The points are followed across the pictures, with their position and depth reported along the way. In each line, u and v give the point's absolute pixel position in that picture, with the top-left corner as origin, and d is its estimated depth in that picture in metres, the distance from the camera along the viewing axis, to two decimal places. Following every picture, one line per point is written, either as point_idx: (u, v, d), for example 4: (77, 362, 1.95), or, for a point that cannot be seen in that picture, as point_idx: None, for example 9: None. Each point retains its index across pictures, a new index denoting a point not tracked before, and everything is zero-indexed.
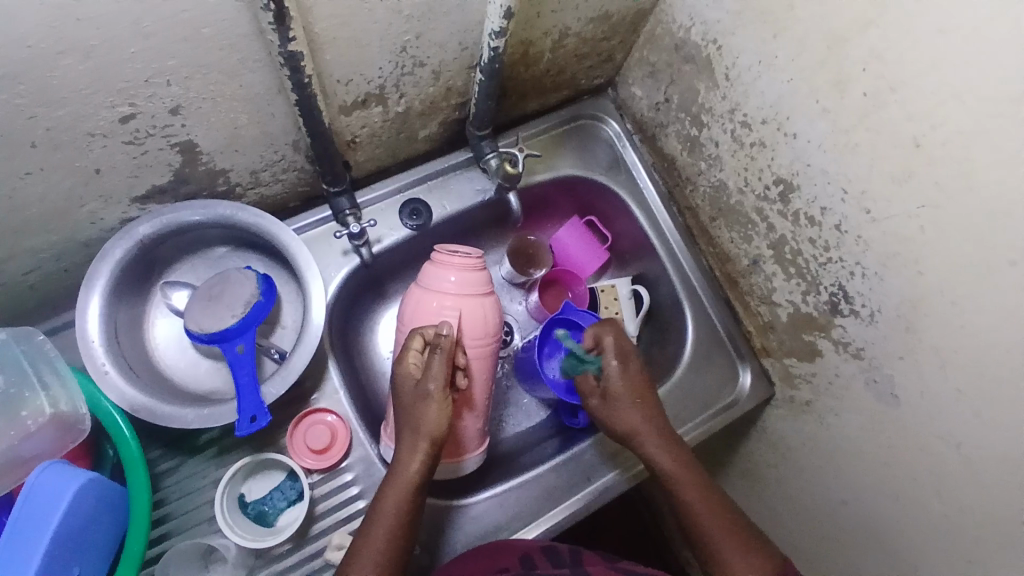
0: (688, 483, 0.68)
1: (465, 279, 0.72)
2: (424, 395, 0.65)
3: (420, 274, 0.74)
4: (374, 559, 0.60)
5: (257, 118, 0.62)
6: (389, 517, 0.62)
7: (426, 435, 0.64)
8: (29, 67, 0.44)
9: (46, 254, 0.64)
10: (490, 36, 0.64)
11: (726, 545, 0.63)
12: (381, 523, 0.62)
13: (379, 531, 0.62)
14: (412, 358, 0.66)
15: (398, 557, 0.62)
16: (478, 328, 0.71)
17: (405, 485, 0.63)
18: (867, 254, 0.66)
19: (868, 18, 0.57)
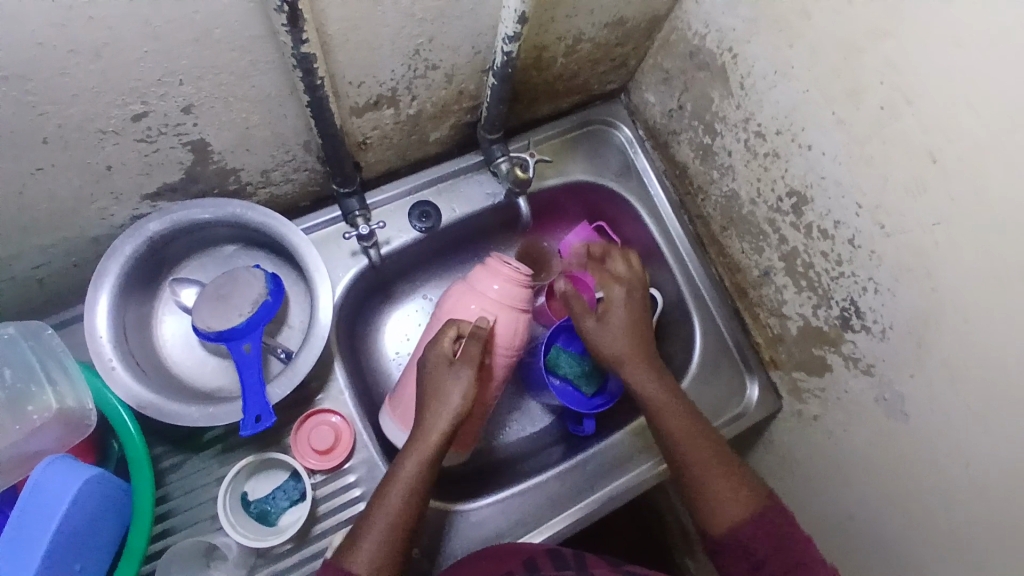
0: (682, 427, 0.70)
1: (508, 292, 0.74)
2: (455, 375, 0.68)
3: (470, 272, 0.77)
4: (389, 521, 0.63)
5: (268, 119, 0.62)
6: (405, 480, 0.64)
7: (448, 415, 0.66)
8: (40, 65, 0.44)
9: (55, 249, 0.64)
10: (503, 41, 0.64)
11: (716, 481, 0.66)
12: (398, 488, 0.64)
13: (395, 496, 0.64)
14: (445, 344, 0.70)
15: (413, 521, 0.64)
16: (507, 339, 0.74)
17: (423, 451, 0.65)
18: (880, 269, 0.65)
19: (885, 30, 0.56)
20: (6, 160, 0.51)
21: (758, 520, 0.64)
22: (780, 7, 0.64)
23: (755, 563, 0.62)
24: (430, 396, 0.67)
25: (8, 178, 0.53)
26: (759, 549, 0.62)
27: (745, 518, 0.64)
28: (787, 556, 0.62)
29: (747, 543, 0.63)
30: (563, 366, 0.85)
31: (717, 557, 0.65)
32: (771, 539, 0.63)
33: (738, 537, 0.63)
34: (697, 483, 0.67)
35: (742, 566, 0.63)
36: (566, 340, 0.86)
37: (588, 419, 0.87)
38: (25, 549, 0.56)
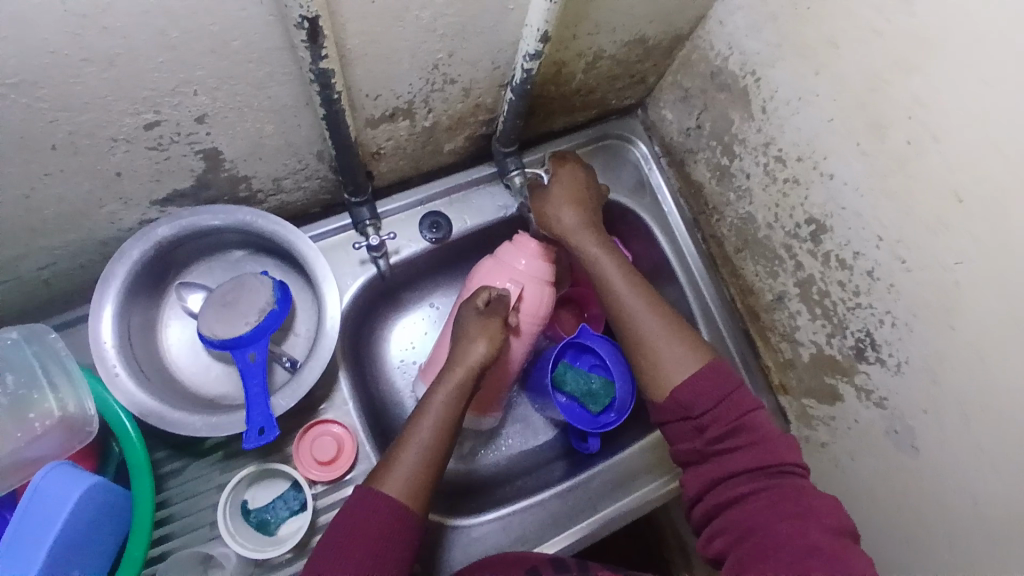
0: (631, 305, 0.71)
1: (535, 265, 0.75)
2: (482, 325, 0.69)
3: (499, 247, 0.78)
4: (419, 458, 0.63)
5: (282, 129, 0.61)
6: (434, 416, 0.65)
7: (469, 365, 0.67)
8: (51, 73, 0.43)
9: (62, 251, 0.64)
10: (523, 58, 0.63)
11: (666, 346, 0.67)
12: (427, 422, 0.65)
13: (425, 432, 0.65)
14: (478, 302, 0.71)
15: (441, 456, 0.65)
16: (533, 310, 0.75)
17: (452, 388, 0.66)
18: (897, 303, 0.64)
19: (915, 65, 0.55)
20: (14, 165, 0.50)
21: (701, 377, 0.64)
22: (807, 34, 0.63)
23: (699, 427, 0.63)
24: (458, 347, 0.68)
25: (17, 182, 0.52)
26: (701, 414, 0.63)
27: (690, 379, 0.65)
28: (758, 449, 0.61)
29: (687, 402, 0.64)
30: (570, 384, 0.83)
31: (668, 428, 0.66)
32: (731, 422, 0.62)
33: (676, 397, 0.64)
34: (645, 348, 0.68)
35: (694, 442, 0.64)
36: (574, 356, 0.85)
37: (593, 437, 0.86)
38: (26, 556, 0.55)
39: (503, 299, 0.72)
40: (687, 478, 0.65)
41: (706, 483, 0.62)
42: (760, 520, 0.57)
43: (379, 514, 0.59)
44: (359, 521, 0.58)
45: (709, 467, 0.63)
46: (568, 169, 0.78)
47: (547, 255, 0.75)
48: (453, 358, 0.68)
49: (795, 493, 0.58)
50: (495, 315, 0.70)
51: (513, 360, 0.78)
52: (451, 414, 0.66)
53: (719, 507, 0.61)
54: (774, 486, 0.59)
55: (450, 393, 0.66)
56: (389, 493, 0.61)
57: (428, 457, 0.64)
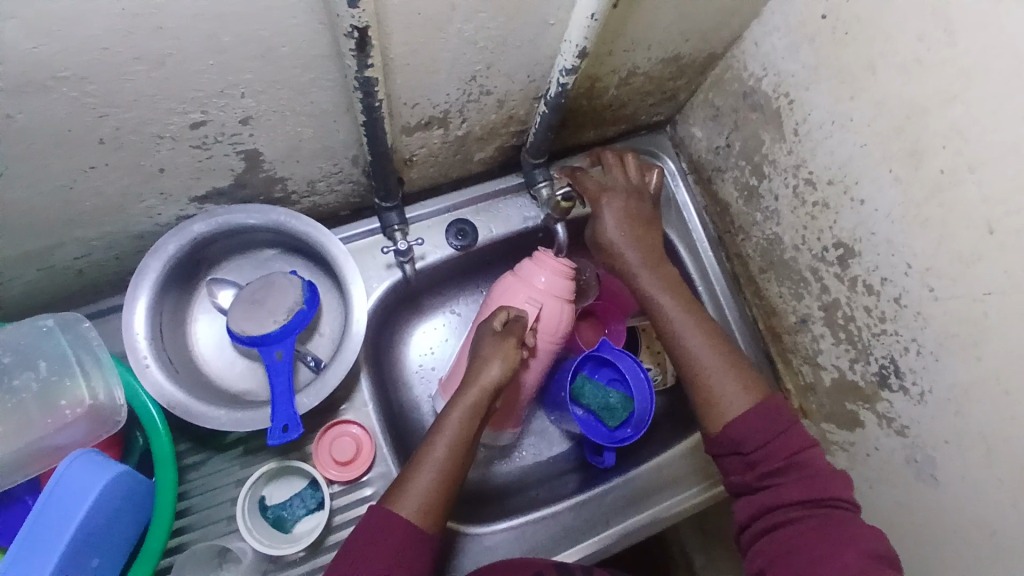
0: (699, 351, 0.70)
1: (554, 283, 0.75)
2: (495, 347, 0.69)
3: (519, 264, 0.79)
4: (431, 477, 0.64)
5: (321, 133, 0.62)
6: (449, 434, 0.65)
7: (484, 386, 0.67)
8: (104, 69, 0.45)
9: (98, 242, 0.65)
10: (560, 72, 0.64)
11: (723, 385, 0.68)
12: (441, 441, 0.65)
13: (438, 452, 0.65)
14: (495, 322, 0.71)
15: (455, 474, 0.65)
16: (552, 328, 0.76)
17: (467, 407, 0.66)
18: (925, 332, 0.63)
19: (953, 94, 0.55)
20: (59, 157, 0.51)
21: (761, 419, 0.65)
22: (846, 57, 0.63)
23: (748, 463, 0.64)
24: (473, 367, 0.68)
25: (61, 174, 0.53)
26: (752, 450, 0.64)
27: (753, 417, 0.65)
28: (811, 482, 0.61)
29: (738, 437, 0.65)
30: (587, 397, 0.83)
31: (721, 460, 0.67)
32: (782, 458, 0.63)
33: (728, 433, 0.65)
34: (705, 391, 0.69)
35: (745, 476, 0.64)
36: (593, 367, 0.85)
37: (609, 451, 0.86)
38: (44, 546, 0.56)
39: (520, 320, 0.72)
40: (737, 505, 0.65)
41: (753, 513, 0.62)
42: (796, 552, 0.57)
43: (394, 530, 0.59)
44: (366, 542, 0.59)
45: (757, 496, 0.63)
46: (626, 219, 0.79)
47: (567, 268, 0.75)
48: (467, 377, 0.68)
49: (846, 526, 0.57)
50: (511, 335, 0.70)
51: (531, 375, 0.78)
52: (465, 433, 0.66)
53: (765, 533, 0.61)
54: (824, 520, 0.58)
55: (463, 414, 0.66)
56: (403, 512, 0.62)
57: (440, 476, 0.64)
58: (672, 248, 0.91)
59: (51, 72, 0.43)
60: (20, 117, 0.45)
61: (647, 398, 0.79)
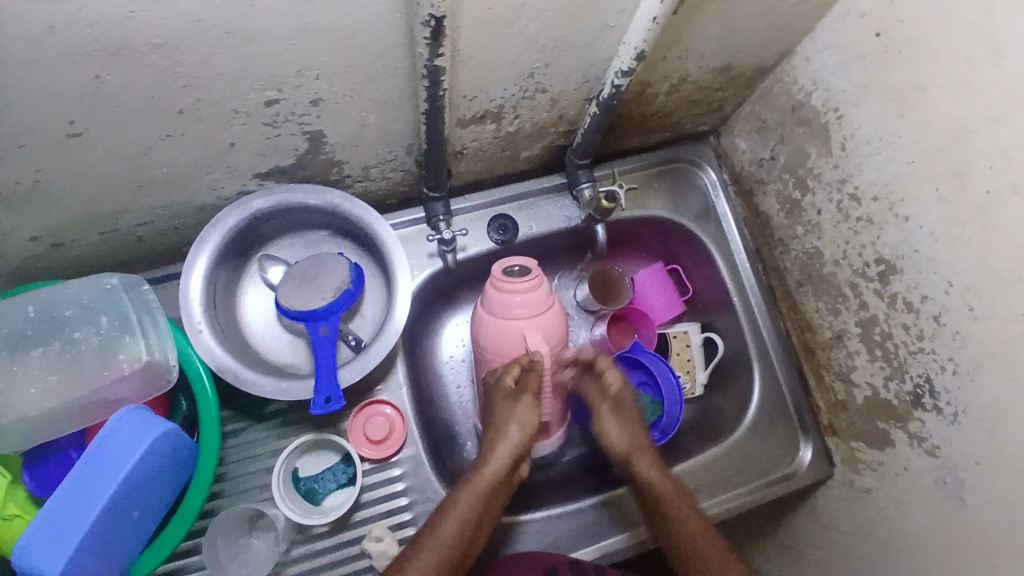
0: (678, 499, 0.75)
1: (530, 301, 0.72)
2: (511, 410, 0.71)
3: (483, 295, 0.74)
4: (437, 558, 0.64)
5: (382, 120, 0.65)
6: (460, 513, 0.66)
7: (502, 458, 0.69)
8: (196, 41, 0.48)
9: (162, 211, 0.69)
10: (614, 74, 0.66)
11: (703, 549, 0.71)
12: (450, 517, 0.66)
13: (448, 526, 0.66)
14: (508, 382, 0.70)
15: (458, 556, 0.65)
16: (555, 339, 0.74)
17: (477, 487, 0.68)
18: (962, 351, 0.63)
19: (1002, 115, 0.56)
20: (140, 124, 0.55)
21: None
22: (896, 75, 0.64)
23: None
24: (490, 433, 0.71)
25: (140, 139, 0.57)
26: None
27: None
28: None
29: None
30: None
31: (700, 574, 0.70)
32: None
33: None
34: (682, 552, 0.72)
35: None
36: (622, 369, 0.89)
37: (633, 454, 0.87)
38: (85, 497, 0.59)
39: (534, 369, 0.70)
40: None
41: None
42: None
43: None
44: None
45: None
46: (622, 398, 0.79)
47: (537, 284, 0.72)
48: (486, 445, 0.71)
49: None
50: (525, 392, 0.72)
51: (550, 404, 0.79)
52: (472, 515, 0.67)
53: None
54: None
55: (473, 496, 0.68)
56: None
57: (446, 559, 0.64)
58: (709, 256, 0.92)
59: (146, 38, 0.46)
60: (110, 79, 0.49)
61: (677, 404, 0.84)
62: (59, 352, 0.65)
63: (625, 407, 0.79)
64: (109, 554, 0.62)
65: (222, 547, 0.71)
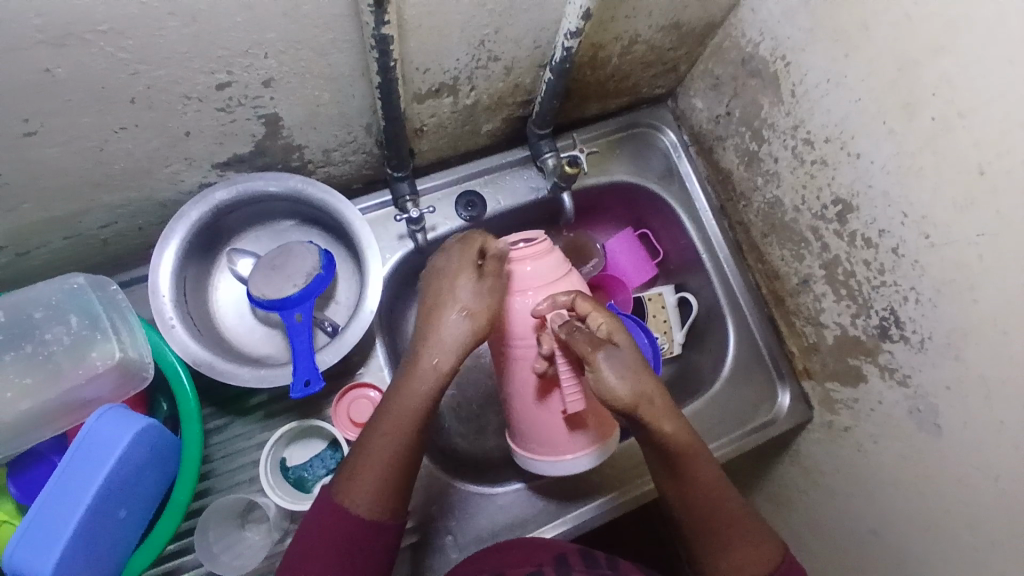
0: (710, 474, 0.65)
1: (541, 269, 0.68)
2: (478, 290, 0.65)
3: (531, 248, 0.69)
4: (380, 459, 0.60)
5: (337, 98, 0.65)
6: (393, 419, 0.61)
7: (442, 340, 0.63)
8: (139, 23, 0.47)
9: (123, 210, 0.68)
10: (564, 36, 0.67)
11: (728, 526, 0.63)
12: (390, 420, 0.61)
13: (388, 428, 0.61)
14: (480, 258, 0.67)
15: (403, 463, 0.60)
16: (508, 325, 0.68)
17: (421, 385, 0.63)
18: (922, 279, 0.65)
19: (941, 44, 0.57)
20: (93, 116, 0.54)
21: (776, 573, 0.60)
22: (839, 17, 0.66)
23: None
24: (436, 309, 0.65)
25: (93, 134, 0.56)
26: None
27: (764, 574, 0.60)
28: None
29: None
30: None
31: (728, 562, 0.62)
32: None
33: None
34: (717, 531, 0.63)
35: None
36: None
37: None
38: (69, 502, 0.58)
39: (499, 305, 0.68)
40: None
41: None
42: None
43: (338, 523, 0.57)
44: (318, 527, 0.57)
45: None
46: (608, 351, 0.61)
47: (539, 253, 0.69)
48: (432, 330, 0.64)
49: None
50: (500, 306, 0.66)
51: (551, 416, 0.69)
52: (404, 448, 0.61)
53: None
54: None
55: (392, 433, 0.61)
56: (351, 508, 0.57)
57: (388, 468, 0.60)
58: (677, 216, 0.94)
59: (90, 24, 0.46)
60: (59, 72, 0.48)
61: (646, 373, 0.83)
62: (31, 355, 0.65)
63: (604, 379, 0.60)
64: (100, 555, 0.62)
65: (215, 540, 0.70)
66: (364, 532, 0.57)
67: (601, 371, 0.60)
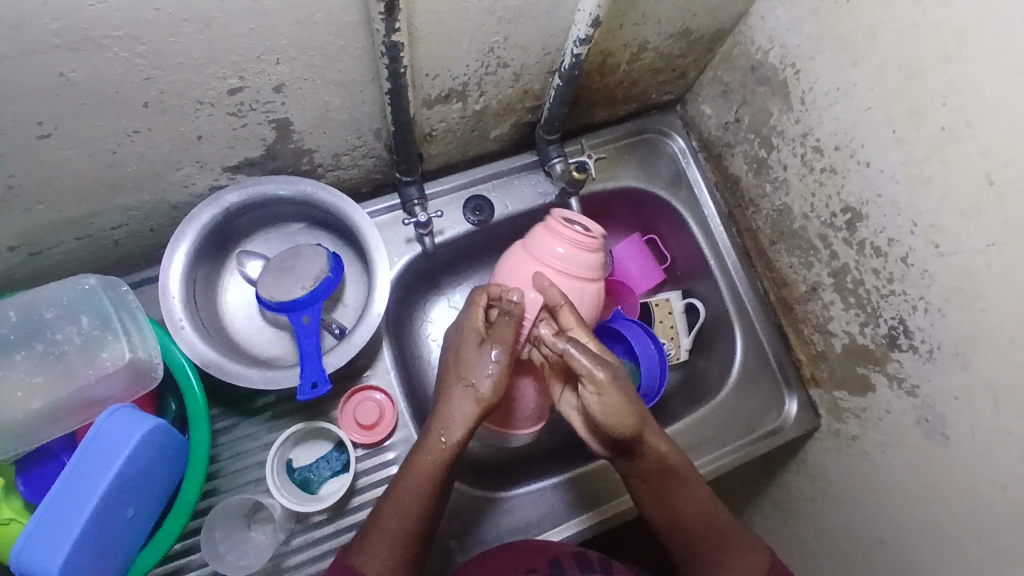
0: (699, 491, 0.67)
1: (574, 257, 0.74)
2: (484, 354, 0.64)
3: (584, 238, 0.74)
4: (390, 533, 0.60)
5: (348, 103, 0.65)
6: (404, 494, 0.62)
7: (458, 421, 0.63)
8: (153, 29, 0.48)
9: (136, 212, 0.69)
10: (573, 43, 0.67)
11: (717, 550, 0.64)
12: (405, 493, 0.62)
13: (400, 505, 0.61)
14: (478, 313, 0.66)
15: (416, 534, 0.61)
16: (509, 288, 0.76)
17: (432, 461, 0.63)
18: (931, 289, 0.65)
19: (951, 52, 0.57)
20: (107, 120, 0.55)
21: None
22: (848, 25, 0.66)
23: None
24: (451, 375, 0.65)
25: (107, 137, 0.57)
26: None
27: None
28: None
29: None
30: None
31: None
32: None
33: None
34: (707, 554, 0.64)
35: None
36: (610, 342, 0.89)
37: None
38: (78, 499, 0.59)
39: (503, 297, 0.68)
40: None
41: None
42: None
43: None
44: None
45: None
46: (609, 370, 0.61)
47: (587, 243, 0.74)
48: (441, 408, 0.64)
49: None
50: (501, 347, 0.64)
51: None
52: (414, 522, 0.61)
53: None
54: None
55: (403, 512, 0.61)
56: (365, 573, 0.58)
57: (399, 543, 0.60)
58: (685, 222, 0.94)
59: (105, 30, 0.46)
60: (74, 76, 0.49)
61: (655, 380, 0.85)
62: (42, 354, 0.66)
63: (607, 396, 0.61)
64: (108, 553, 0.62)
65: (221, 539, 0.71)
66: None
67: (603, 389, 0.61)
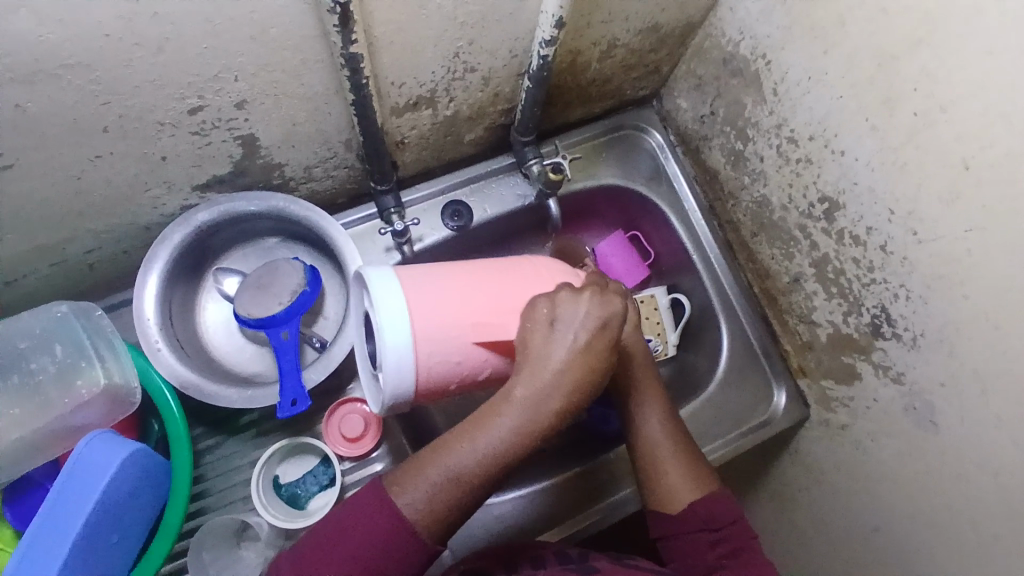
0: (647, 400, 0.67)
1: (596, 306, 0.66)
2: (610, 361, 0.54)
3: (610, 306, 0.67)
4: (457, 477, 0.50)
5: (314, 116, 0.65)
6: (482, 447, 0.51)
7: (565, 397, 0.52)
8: (106, 56, 0.47)
9: (107, 235, 0.68)
10: (539, 45, 0.66)
11: (667, 451, 0.65)
12: (483, 441, 0.51)
13: (471, 451, 0.51)
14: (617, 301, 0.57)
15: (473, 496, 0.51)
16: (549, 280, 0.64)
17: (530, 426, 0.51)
18: (912, 276, 0.65)
19: (920, 36, 0.56)
20: (68, 147, 0.54)
21: (709, 496, 0.63)
22: (816, 14, 0.65)
23: (712, 541, 0.60)
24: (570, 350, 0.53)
25: (70, 164, 0.56)
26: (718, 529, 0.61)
27: (696, 498, 0.63)
28: (732, 518, 0.62)
29: (706, 517, 0.61)
30: None
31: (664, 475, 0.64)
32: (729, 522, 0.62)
33: (694, 508, 0.62)
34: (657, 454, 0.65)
35: (699, 549, 0.61)
36: None
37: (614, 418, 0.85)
38: (65, 523, 0.58)
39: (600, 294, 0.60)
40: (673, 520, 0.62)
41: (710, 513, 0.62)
42: (723, 509, 0.62)
43: (377, 522, 0.49)
44: (338, 524, 0.50)
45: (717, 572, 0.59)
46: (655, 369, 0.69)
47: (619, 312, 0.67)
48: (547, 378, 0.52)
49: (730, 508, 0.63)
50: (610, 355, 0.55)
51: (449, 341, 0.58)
52: (478, 479, 0.51)
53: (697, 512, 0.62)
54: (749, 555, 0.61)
55: (477, 462, 0.51)
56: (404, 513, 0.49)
57: (454, 495, 0.50)
58: (666, 217, 0.93)
59: (57, 59, 0.46)
60: (31, 107, 0.48)
61: None
62: (18, 385, 0.65)
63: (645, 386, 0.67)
64: None
65: (211, 560, 0.70)
66: (393, 543, 0.49)
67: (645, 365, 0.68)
